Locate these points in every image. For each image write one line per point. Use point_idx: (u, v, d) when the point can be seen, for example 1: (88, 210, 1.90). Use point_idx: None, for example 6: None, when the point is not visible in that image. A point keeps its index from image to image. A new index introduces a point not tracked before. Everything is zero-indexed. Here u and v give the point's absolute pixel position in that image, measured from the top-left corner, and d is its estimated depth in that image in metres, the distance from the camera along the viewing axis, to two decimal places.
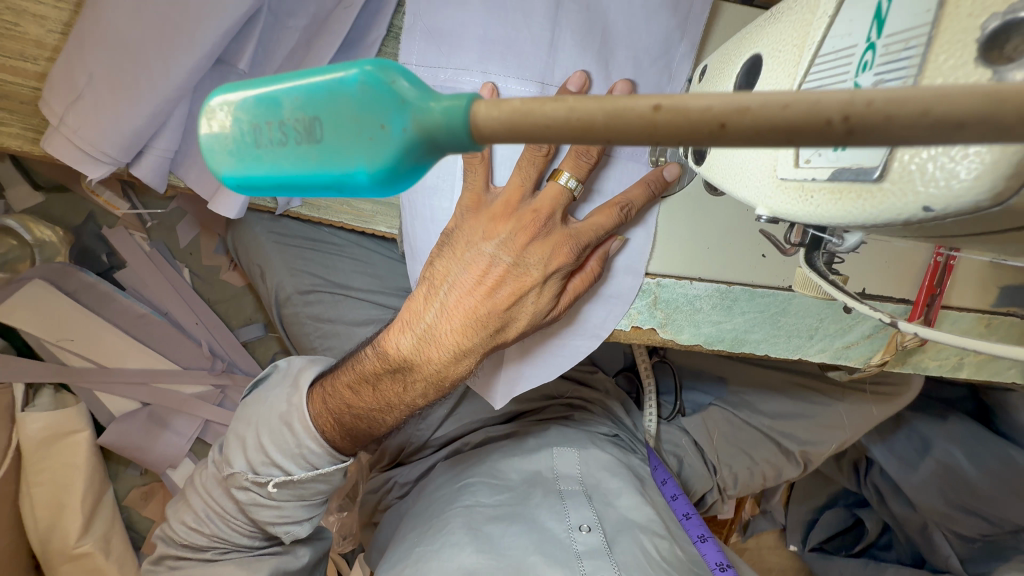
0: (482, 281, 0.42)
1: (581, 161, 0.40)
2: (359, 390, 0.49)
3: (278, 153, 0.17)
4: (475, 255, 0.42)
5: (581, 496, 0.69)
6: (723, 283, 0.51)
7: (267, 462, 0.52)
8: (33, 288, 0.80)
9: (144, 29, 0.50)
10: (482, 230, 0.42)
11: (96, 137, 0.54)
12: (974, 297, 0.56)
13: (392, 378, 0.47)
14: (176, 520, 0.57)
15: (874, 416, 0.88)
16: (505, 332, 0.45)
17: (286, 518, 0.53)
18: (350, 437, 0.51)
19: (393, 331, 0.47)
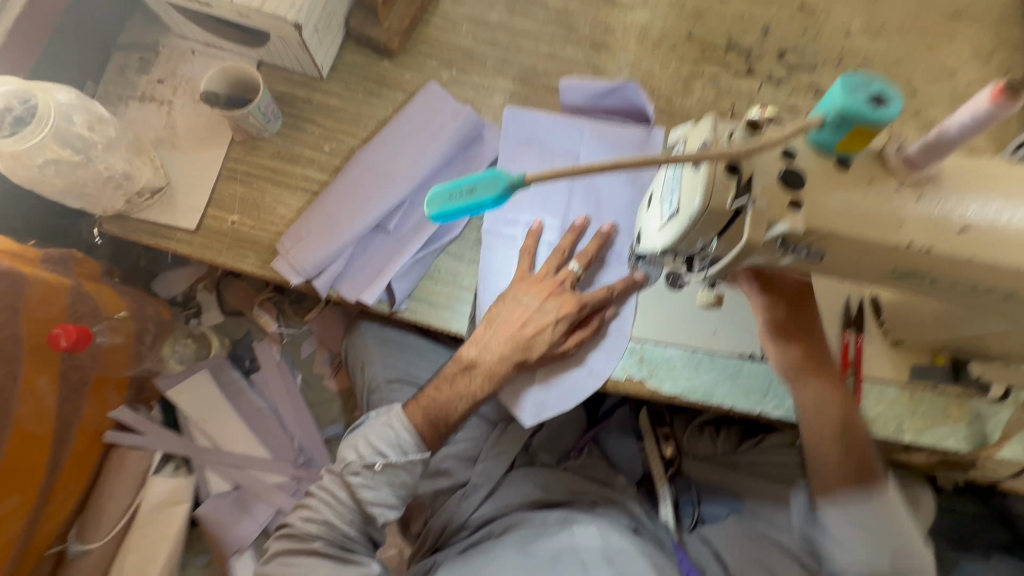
0: (521, 319, 0.73)
1: (582, 257, 0.75)
2: (441, 387, 0.77)
3: (458, 200, 0.49)
4: (518, 303, 0.74)
5: (601, 562, 0.79)
6: (688, 348, 0.75)
7: (373, 451, 0.75)
8: (200, 377, 1.12)
9: (347, 208, 0.96)
10: (523, 290, 0.75)
11: (305, 260, 0.93)
12: (889, 371, 0.75)
13: (462, 377, 0.76)
14: (295, 516, 0.75)
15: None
16: (535, 344, 0.73)
17: (382, 500, 0.75)
18: (430, 425, 0.76)
19: (466, 349, 0.77)
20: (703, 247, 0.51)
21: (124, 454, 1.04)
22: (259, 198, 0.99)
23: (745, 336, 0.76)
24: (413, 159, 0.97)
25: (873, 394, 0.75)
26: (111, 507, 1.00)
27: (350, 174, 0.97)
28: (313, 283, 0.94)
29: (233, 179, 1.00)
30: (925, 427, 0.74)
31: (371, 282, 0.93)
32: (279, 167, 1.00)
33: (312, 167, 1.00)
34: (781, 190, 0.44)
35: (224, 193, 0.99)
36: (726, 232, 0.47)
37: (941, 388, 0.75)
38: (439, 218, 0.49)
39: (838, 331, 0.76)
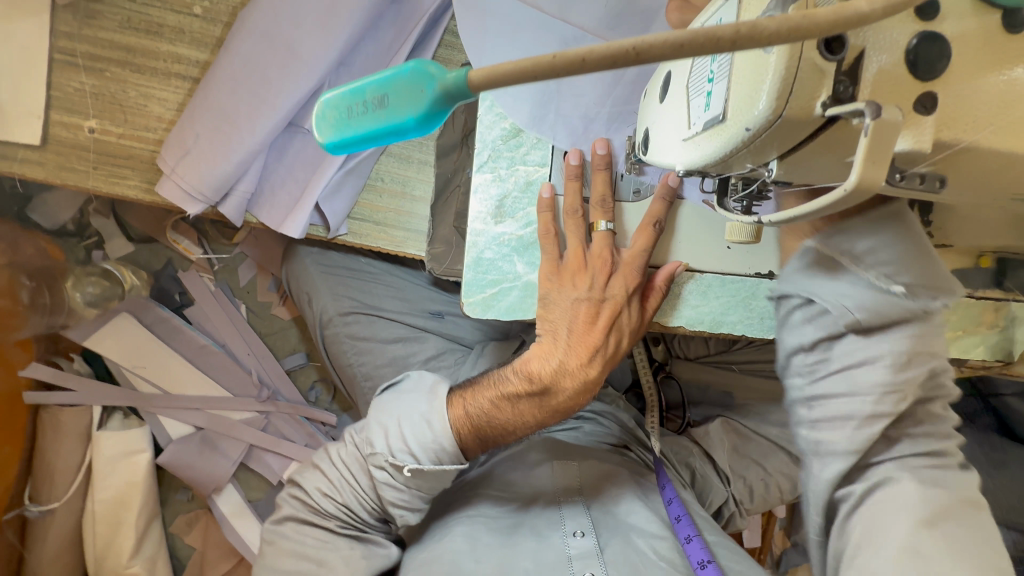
0: (590, 316, 0.58)
1: (604, 208, 0.58)
2: (500, 406, 0.59)
3: (363, 117, 0.29)
4: (577, 303, 0.58)
5: (580, 507, 0.74)
6: (696, 271, 0.61)
7: (404, 449, 0.59)
8: (120, 321, 0.95)
9: (240, 101, 0.69)
10: (570, 283, 0.58)
11: (198, 181, 0.70)
12: None
13: (530, 399, 0.59)
14: (311, 487, 0.66)
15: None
16: (616, 350, 0.59)
17: (406, 502, 0.61)
18: (482, 440, 0.60)
19: (534, 359, 0.59)
20: (755, 170, 0.33)
21: (56, 413, 0.91)
22: (118, 92, 0.72)
23: (765, 249, 0.62)
24: (322, 14, 0.69)
25: None
26: (60, 467, 0.92)
27: (236, 51, 0.69)
28: (219, 210, 0.73)
29: (74, 66, 0.71)
30: (956, 337, 0.66)
31: (295, 202, 0.73)
32: (135, 44, 0.72)
33: (183, 41, 0.72)
34: (904, 71, 0.26)
35: (67, 90, 0.71)
36: (793, 151, 0.29)
37: (981, 295, 0.65)
38: (336, 148, 0.31)
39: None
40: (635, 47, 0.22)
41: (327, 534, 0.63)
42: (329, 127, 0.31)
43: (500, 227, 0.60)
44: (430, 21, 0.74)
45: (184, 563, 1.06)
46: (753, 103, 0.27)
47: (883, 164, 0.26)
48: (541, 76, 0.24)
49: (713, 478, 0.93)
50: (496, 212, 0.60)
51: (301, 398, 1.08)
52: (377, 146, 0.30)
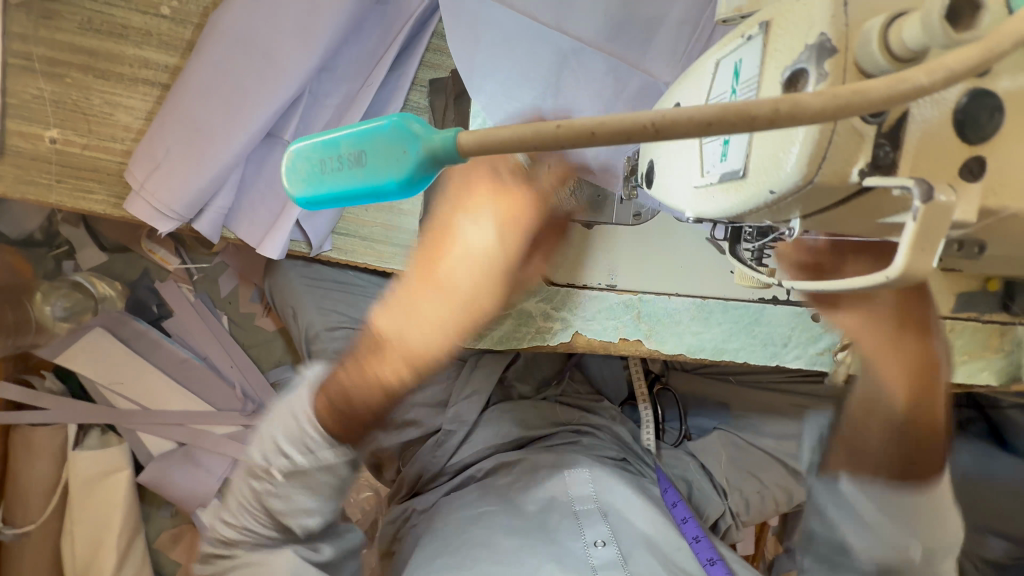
0: (471, 256, 0.46)
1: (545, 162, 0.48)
2: (353, 369, 0.51)
3: (336, 175, 0.26)
4: (453, 234, 0.46)
5: (595, 513, 0.73)
6: (699, 297, 0.59)
7: (275, 451, 0.55)
8: (92, 336, 0.91)
9: (213, 111, 0.65)
10: (457, 209, 0.46)
11: (169, 198, 0.65)
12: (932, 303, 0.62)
13: (374, 356, 0.50)
14: (219, 520, 0.62)
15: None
16: (483, 305, 0.46)
17: (295, 507, 0.57)
18: (340, 417, 0.52)
19: (382, 312, 0.50)
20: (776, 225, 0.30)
21: (29, 433, 0.88)
22: (81, 100, 0.67)
23: None
24: (302, 17, 0.64)
25: None
26: (35, 488, 0.88)
27: (207, 56, 0.64)
28: (194, 227, 0.69)
29: (31, 72, 0.66)
30: (961, 362, 0.64)
31: (276, 218, 0.69)
32: (98, 48, 0.66)
33: (151, 45, 0.67)
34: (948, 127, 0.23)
35: (25, 97, 0.66)
36: (820, 214, 0.27)
37: (986, 318, 0.63)
38: (308, 203, 0.28)
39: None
40: (655, 123, 0.18)
41: (270, 542, 0.59)
42: (302, 178, 0.27)
43: None
44: (417, 23, 0.69)
45: None
46: (778, 165, 0.24)
47: (928, 245, 0.23)
48: (545, 146, 0.20)
49: (711, 491, 0.91)
50: None
51: None
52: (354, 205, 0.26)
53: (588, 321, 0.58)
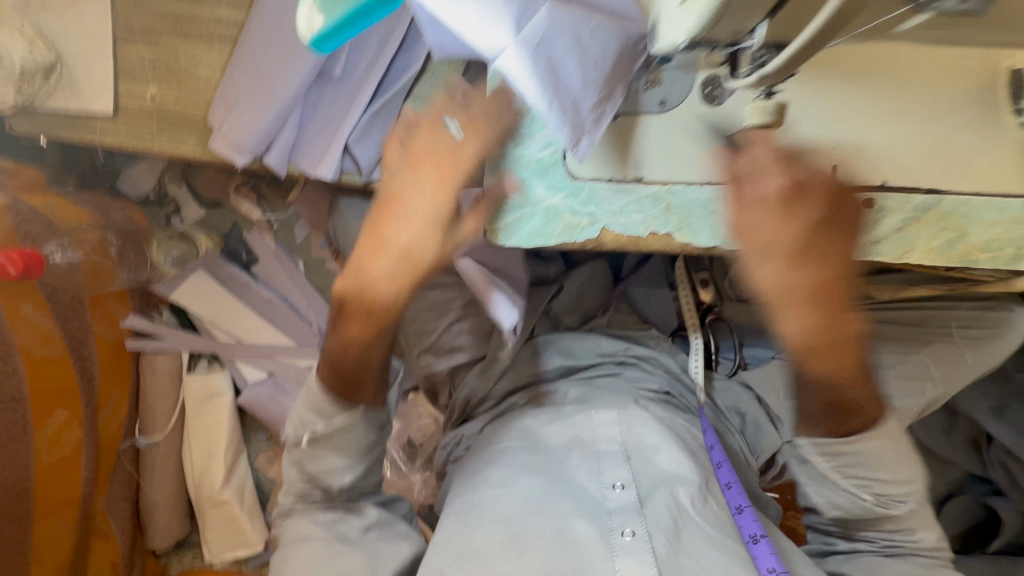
0: (430, 206, 0.60)
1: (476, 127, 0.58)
2: (375, 252, 0.63)
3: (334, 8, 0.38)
4: (413, 187, 0.60)
5: (618, 456, 0.64)
6: (732, 185, 0.57)
7: (302, 425, 0.67)
8: (197, 277, 1.06)
9: (272, 55, 0.73)
10: (423, 174, 0.60)
11: (242, 135, 0.75)
12: (1020, 182, 0.55)
13: (373, 250, 0.63)
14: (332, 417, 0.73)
15: (953, 373, 0.82)
16: (402, 241, 0.61)
17: (329, 468, 0.68)
18: (365, 319, 0.64)
19: (392, 223, 0.62)
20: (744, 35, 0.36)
21: (152, 359, 1.05)
22: (172, 59, 0.78)
23: (813, 155, 0.56)
24: None
25: (988, 214, 0.55)
26: (160, 404, 1.06)
27: (267, 5, 0.73)
28: (265, 162, 0.78)
29: (133, 38, 0.78)
30: None
31: (328, 145, 0.75)
32: (183, 12, 0.77)
33: (223, 4, 0.77)
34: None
35: (130, 61, 0.79)
36: None
37: None
38: (321, 42, 0.40)
39: (936, 122, 0.54)
40: None
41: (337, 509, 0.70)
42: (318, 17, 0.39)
43: (518, 149, 0.58)
44: None
45: (269, 494, 1.18)
46: None
47: None
48: None
49: (765, 424, 0.88)
50: (513, 135, 0.58)
51: None
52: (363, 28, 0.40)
53: (613, 215, 0.59)
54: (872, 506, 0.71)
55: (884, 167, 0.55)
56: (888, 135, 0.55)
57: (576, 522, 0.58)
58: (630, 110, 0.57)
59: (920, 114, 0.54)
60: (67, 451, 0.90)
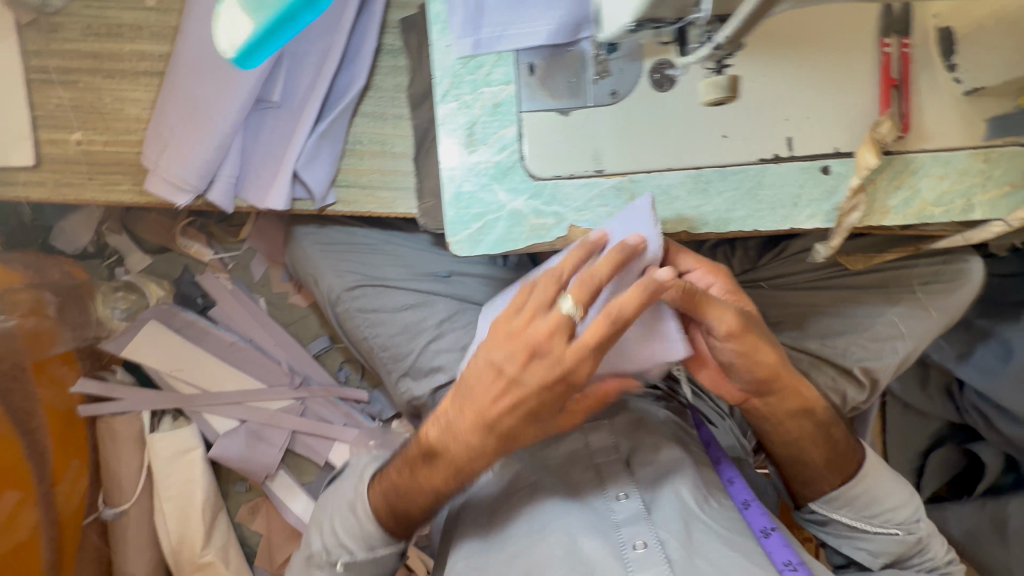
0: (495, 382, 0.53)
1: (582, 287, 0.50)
2: (405, 472, 0.62)
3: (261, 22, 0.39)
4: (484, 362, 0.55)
5: (619, 463, 0.64)
6: (691, 168, 0.57)
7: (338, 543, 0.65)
8: (152, 328, 0.99)
9: (203, 84, 0.69)
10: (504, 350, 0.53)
11: (181, 173, 0.71)
12: (958, 134, 0.57)
13: (424, 465, 0.60)
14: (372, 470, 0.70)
15: (922, 328, 0.85)
16: (503, 428, 0.55)
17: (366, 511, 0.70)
18: (394, 517, 0.63)
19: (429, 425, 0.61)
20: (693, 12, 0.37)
21: (110, 422, 0.97)
22: (95, 100, 0.73)
23: (766, 130, 0.56)
24: None
25: (936, 169, 0.57)
26: (124, 471, 0.98)
27: (193, 33, 0.69)
28: (208, 198, 0.73)
29: (50, 82, 0.73)
30: (1004, 194, 0.58)
31: (275, 172, 0.72)
32: (101, 50, 0.73)
33: (144, 38, 0.73)
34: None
35: (48, 107, 0.73)
36: None
37: None
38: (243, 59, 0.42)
39: (876, 85, 0.56)
40: None
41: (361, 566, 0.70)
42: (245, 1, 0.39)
43: (474, 156, 0.56)
44: None
45: (256, 549, 1.11)
46: None
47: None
48: None
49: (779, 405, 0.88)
50: (467, 140, 0.56)
51: (333, 380, 1.10)
52: (279, 45, 0.41)
53: (580, 212, 0.57)
54: (903, 538, 0.72)
55: (834, 135, 0.56)
56: (833, 103, 0.56)
57: (588, 542, 0.57)
58: (581, 101, 0.56)
59: (862, 78, 0.56)
60: (22, 536, 0.83)
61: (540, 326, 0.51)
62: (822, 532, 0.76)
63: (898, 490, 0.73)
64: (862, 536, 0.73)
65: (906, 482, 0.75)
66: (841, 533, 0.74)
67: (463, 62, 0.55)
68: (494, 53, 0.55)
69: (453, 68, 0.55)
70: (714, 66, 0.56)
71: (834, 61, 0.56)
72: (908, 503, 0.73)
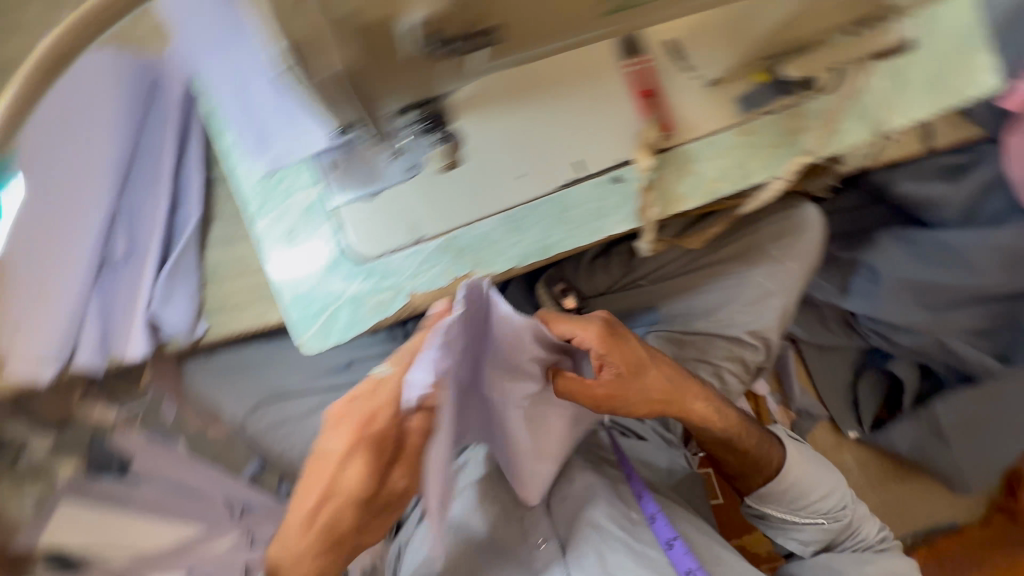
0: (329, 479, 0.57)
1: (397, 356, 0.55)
2: None
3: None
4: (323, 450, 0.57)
5: (539, 509, 0.71)
6: (501, 211, 0.62)
7: None
8: None
9: (44, 259, 0.71)
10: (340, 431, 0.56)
11: (38, 348, 0.70)
12: (716, 118, 0.64)
13: None
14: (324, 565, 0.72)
15: (786, 278, 0.93)
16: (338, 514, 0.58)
17: None
18: None
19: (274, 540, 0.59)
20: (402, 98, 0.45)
21: None
22: None
23: (554, 160, 0.63)
24: (90, 157, 0.73)
25: (708, 152, 0.65)
26: None
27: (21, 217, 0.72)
28: (71, 364, 0.72)
29: None
30: (771, 156, 0.66)
31: (134, 320, 0.72)
32: None
33: None
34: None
35: None
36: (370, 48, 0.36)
37: (772, 108, 0.65)
38: None
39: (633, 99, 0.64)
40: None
41: None
42: None
43: (297, 256, 0.60)
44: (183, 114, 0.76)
45: None
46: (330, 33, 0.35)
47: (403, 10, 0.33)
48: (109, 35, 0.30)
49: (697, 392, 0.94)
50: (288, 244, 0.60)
51: None
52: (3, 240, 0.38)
53: (413, 278, 0.61)
54: (829, 525, 0.75)
55: (614, 149, 0.63)
56: (602, 122, 0.63)
57: None
58: (382, 180, 0.60)
59: (619, 96, 0.63)
60: None
61: (375, 397, 0.55)
62: (761, 524, 0.79)
63: (822, 481, 0.76)
64: (789, 526, 0.76)
65: (837, 473, 0.78)
66: (774, 524, 0.77)
67: (263, 179, 0.61)
68: (290, 164, 0.61)
69: (257, 189, 0.61)
70: (493, 118, 0.62)
71: (590, 89, 0.63)
72: (830, 493, 0.76)
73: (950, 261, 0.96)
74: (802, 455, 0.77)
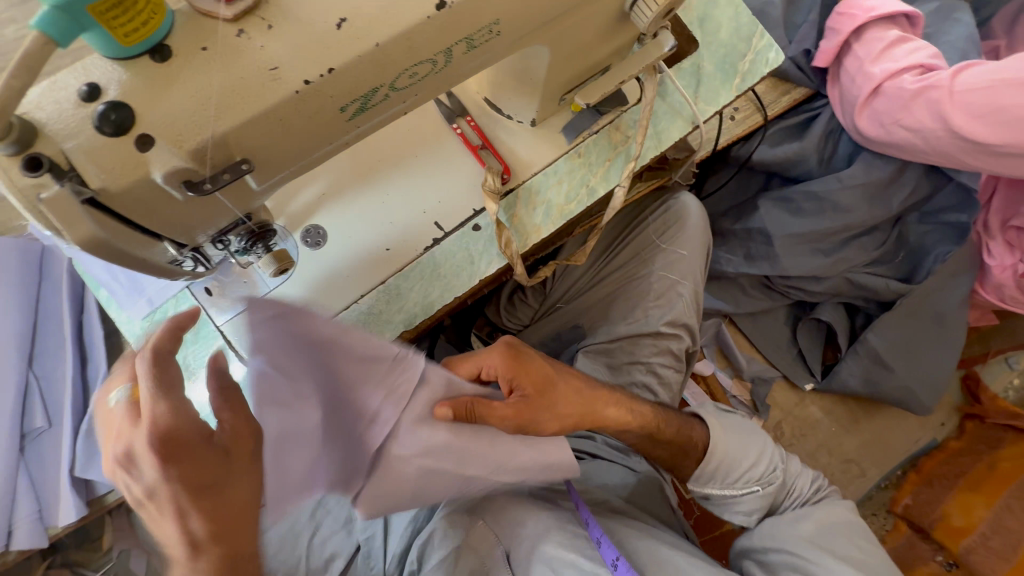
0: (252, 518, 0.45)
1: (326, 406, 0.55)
2: None
3: None
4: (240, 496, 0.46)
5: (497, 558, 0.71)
6: (377, 284, 0.67)
7: None
8: None
9: None
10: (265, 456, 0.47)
11: None
12: (548, 149, 0.71)
13: None
14: None
15: (683, 264, 0.97)
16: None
17: None
18: None
19: None
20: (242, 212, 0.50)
21: None
22: None
23: (412, 227, 0.68)
24: None
25: (551, 181, 0.72)
26: None
27: None
28: (13, 547, 0.72)
29: None
30: (609, 168, 0.73)
31: (66, 483, 0.73)
32: None
33: None
34: (83, 111, 0.37)
35: None
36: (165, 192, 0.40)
37: (596, 128, 0.72)
38: None
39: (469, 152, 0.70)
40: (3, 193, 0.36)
41: None
42: None
43: (197, 381, 0.64)
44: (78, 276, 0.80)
45: None
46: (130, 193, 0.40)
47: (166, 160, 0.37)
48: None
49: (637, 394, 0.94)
50: (186, 372, 0.64)
51: None
52: None
53: None
54: (763, 492, 0.77)
55: (464, 201, 0.69)
56: (447, 181, 0.69)
57: None
58: (258, 288, 0.64)
59: (455, 154, 0.70)
60: None
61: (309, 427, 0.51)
62: (705, 504, 0.82)
63: (749, 452, 0.79)
64: (729, 502, 0.79)
65: (759, 438, 0.81)
66: (717, 500, 0.80)
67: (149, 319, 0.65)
68: (172, 297, 0.65)
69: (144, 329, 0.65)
70: (347, 205, 0.68)
71: (427, 156, 0.69)
72: (758, 462, 0.78)
73: (826, 205, 1.04)
74: (723, 431, 0.80)
